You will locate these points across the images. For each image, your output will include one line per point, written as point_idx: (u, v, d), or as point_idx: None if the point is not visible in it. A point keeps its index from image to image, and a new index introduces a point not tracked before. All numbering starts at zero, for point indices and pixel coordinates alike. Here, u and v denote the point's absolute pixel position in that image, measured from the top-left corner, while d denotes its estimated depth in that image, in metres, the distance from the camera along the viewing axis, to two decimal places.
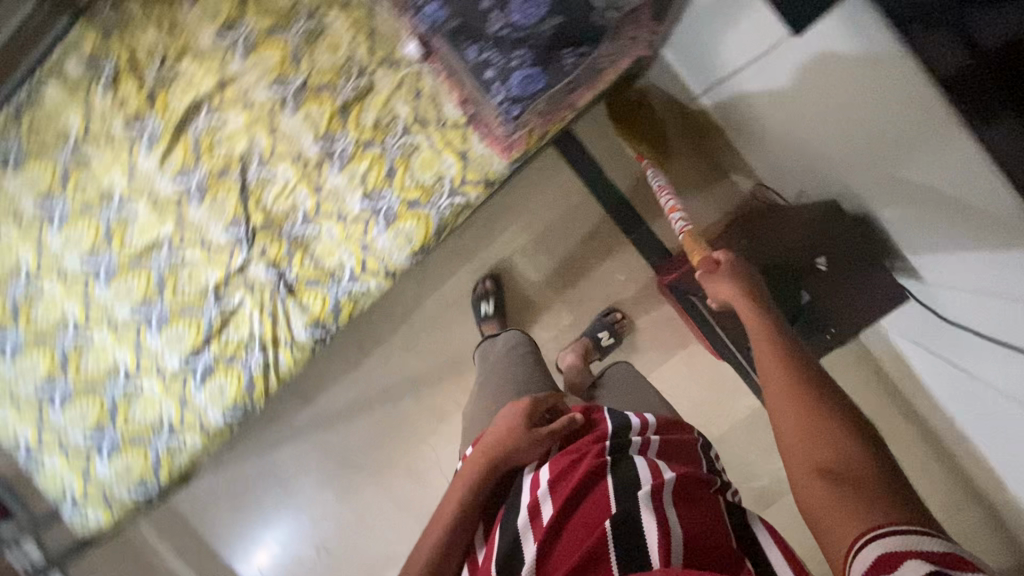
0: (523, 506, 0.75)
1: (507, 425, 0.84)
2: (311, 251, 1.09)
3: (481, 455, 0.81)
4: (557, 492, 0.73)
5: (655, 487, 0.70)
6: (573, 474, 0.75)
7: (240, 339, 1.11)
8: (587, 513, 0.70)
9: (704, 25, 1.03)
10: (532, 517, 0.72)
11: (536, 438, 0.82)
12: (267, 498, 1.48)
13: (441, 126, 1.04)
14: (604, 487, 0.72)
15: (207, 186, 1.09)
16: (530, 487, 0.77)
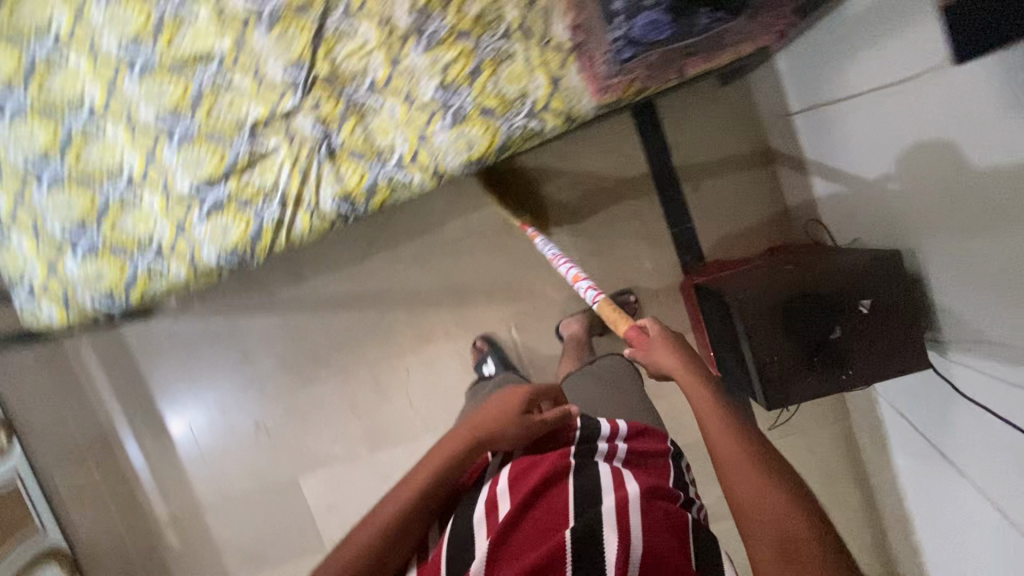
0: (479, 502, 0.67)
1: (493, 411, 0.76)
2: (365, 122, 1.02)
3: (459, 437, 0.74)
4: (517, 490, 0.66)
5: (619, 502, 0.63)
6: (535, 471, 0.68)
7: (261, 185, 1.04)
8: (545, 515, 0.64)
9: (834, 38, 0.96)
10: (488, 516, 0.65)
11: (520, 431, 0.74)
12: (223, 361, 1.43)
13: (544, 43, 0.97)
14: (566, 488, 0.66)
15: (281, 18, 0.98)
16: (490, 484, 0.69)
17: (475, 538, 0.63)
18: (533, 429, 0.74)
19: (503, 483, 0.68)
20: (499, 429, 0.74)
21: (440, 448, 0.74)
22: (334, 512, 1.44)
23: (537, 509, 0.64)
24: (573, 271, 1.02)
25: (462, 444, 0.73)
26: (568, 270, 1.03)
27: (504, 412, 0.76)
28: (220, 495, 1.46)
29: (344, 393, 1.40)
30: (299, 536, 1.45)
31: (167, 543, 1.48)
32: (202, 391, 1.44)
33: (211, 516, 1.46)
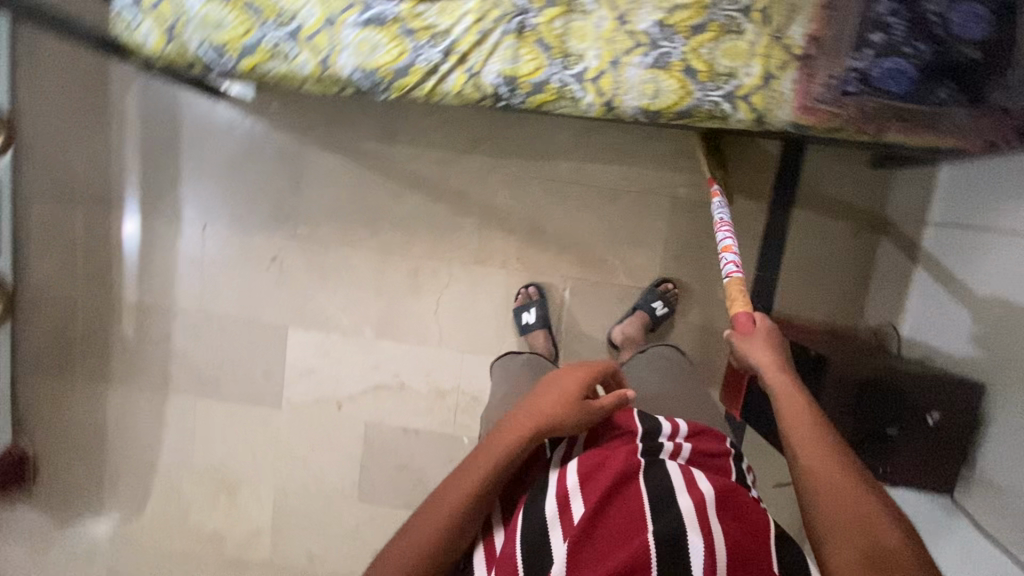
0: (550, 499, 0.65)
1: (556, 399, 0.72)
2: (569, 18, 0.95)
3: (521, 424, 0.70)
4: (590, 489, 0.64)
5: (694, 504, 0.62)
6: (605, 467, 0.66)
7: (434, 24, 0.95)
8: (625, 510, 0.62)
9: (1012, 171, 0.97)
10: (562, 517, 0.62)
11: (584, 418, 0.72)
12: (270, 179, 1.31)
13: (777, 35, 0.93)
14: (640, 485, 0.64)
15: None
16: (558, 477, 0.67)
17: (553, 539, 0.61)
18: (595, 415, 0.72)
19: (573, 479, 0.65)
20: (566, 418, 0.71)
21: (500, 436, 0.70)
22: (307, 376, 1.37)
23: (615, 508, 0.62)
24: (727, 241, 0.93)
25: (525, 434, 0.69)
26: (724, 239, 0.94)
27: (569, 400, 0.72)
28: (200, 308, 1.35)
29: (374, 271, 1.32)
30: (260, 384, 1.37)
31: (123, 328, 1.37)
32: (233, 199, 1.32)
33: (182, 324, 1.36)
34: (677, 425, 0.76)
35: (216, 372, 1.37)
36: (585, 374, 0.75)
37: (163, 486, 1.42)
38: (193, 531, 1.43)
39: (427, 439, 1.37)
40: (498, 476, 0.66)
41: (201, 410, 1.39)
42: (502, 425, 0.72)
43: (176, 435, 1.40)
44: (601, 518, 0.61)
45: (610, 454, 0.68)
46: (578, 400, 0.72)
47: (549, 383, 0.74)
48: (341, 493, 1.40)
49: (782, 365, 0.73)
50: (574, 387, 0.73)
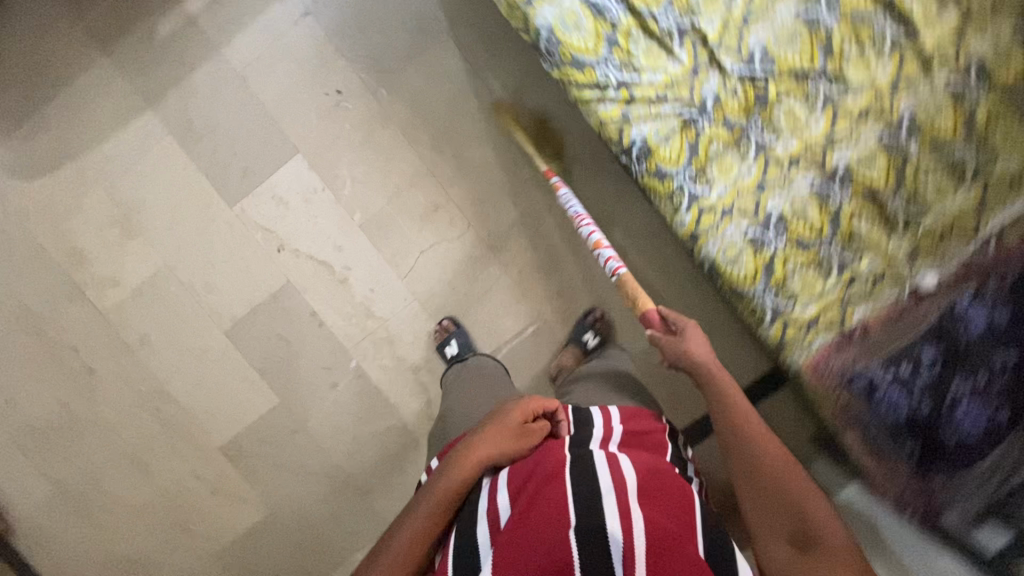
0: (483, 514, 0.77)
1: (496, 438, 0.83)
2: (727, 147, 0.98)
3: (469, 460, 0.81)
4: (516, 497, 0.75)
5: (618, 504, 0.70)
6: (535, 474, 0.77)
7: (633, 54, 0.95)
8: (546, 504, 0.71)
9: (916, 548, 1.01)
10: (492, 525, 0.74)
11: (523, 446, 0.84)
12: (395, 30, 1.25)
13: (844, 302, 1.00)
14: (563, 482, 0.74)
15: (811, 33, 0.94)
16: (490, 494, 0.79)
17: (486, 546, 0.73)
18: (532, 440, 0.85)
19: (501, 494, 0.77)
20: (506, 452, 0.83)
21: (445, 475, 0.81)
22: (273, 203, 1.29)
23: (536, 501, 0.72)
24: (597, 236, 1.08)
25: (469, 472, 0.81)
26: (592, 235, 1.09)
27: (508, 436, 0.84)
28: (239, 70, 1.26)
29: (404, 176, 1.29)
30: (231, 175, 1.29)
31: (158, 24, 1.26)
32: (349, 13, 1.24)
33: (212, 66, 1.26)
34: (611, 415, 0.92)
35: (203, 130, 1.28)
36: (523, 408, 0.87)
37: (69, 175, 1.31)
38: (60, 234, 1.33)
39: (324, 338, 1.34)
40: (447, 509, 0.79)
41: (162, 148, 1.29)
42: (446, 464, 0.83)
43: (119, 148, 1.29)
44: (532, 509, 0.72)
45: (543, 456, 0.80)
46: (516, 431, 0.85)
47: (496, 416, 0.86)
48: (215, 316, 1.34)
49: (710, 364, 0.87)
50: (512, 419, 0.85)
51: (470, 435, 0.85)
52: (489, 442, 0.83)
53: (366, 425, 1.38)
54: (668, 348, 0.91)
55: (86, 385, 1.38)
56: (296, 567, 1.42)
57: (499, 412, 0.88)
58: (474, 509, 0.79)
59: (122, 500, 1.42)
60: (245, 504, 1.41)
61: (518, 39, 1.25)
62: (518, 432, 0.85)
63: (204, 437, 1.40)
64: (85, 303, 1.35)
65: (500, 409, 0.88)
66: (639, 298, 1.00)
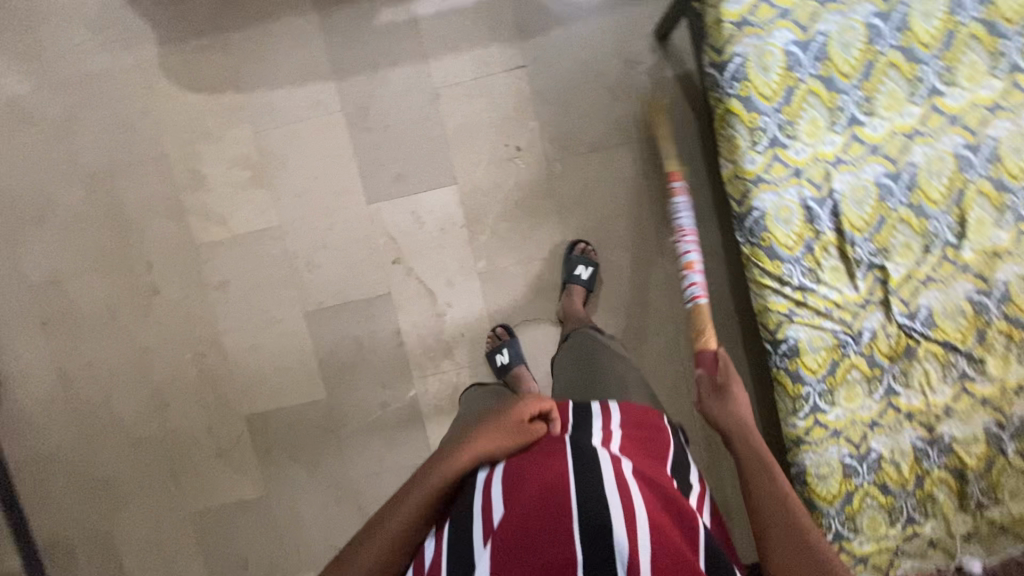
0: (476, 511, 0.67)
1: (491, 433, 0.73)
2: (862, 378, 1.04)
3: (459, 451, 0.72)
4: (512, 493, 0.65)
5: (624, 508, 0.61)
6: (532, 470, 0.68)
7: (820, 266, 1.01)
8: (549, 505, 0.62)
9: None
10: (484, 524, 0.64)
11: (518, 445, 0.72)
12: (594, 117, 1.26)
13: (896, 551, 1.07)
14: (563, 471, 0.66)
15: (975, 318, 1.02)
16: (484, 487, 0.69)
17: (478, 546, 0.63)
18: (525, 441, 0.72)
19: (496, 491, 0.67)
20: (499, 450, 0.72)
21: (438, 467, 0.72)
22: (409, 218, 1.30)
23: (536, 489, 0.64)
24: (692, 257, 1.08)
25: (459, 467, 0.71)
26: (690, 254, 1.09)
27: (504, 433, 0.73)
28: (435, 85, 1.25)
29: (539, 249, 1.30)
30: (382, 174, 1.28)
31: (378, 8, 1.24)
32: (559, 83, 1.25)
33: (411, 70, 1.25)
34: (611, 416, 0.77)
35: (375, 123, 1.27)
36: (525, 403, 0.75)
37: (224, 104, 1.27)
38: (189, 153, 1.29)
39: (395, 358, 1.34)
40: (435, 502, 0.70)
41: (326, 120, 1.27)
42: (438, 456, 0.74)
43: (286, 102, 1.27)
44: (527, 503, 0.63)
45: (542, 459, 0.69)
46: (510, 428, 0.73)
47: (499, 408, 0.76)
48: (302, 295, 1.32)
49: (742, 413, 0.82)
50: (507, 414, 0.74)
51: (470, 429, 0.76)
52: (479, 438, 0.73)
53: (396, 453, 1.37)
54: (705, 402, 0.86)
55: (143, 300, 1.34)
56: (267, 553, 1.41)
57: (502, 405, 0.77)
58: (468, 507, 0.68)
59: (126, 422, 1.37)
60: (244, 477, 1.39)
61: (700, 176, 1.27)
62: (512, 428, 0.73)
63: (234, 399, 1.36)
64: (181, 227, 1.31)
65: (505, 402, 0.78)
66: (704, 329, 1.02)
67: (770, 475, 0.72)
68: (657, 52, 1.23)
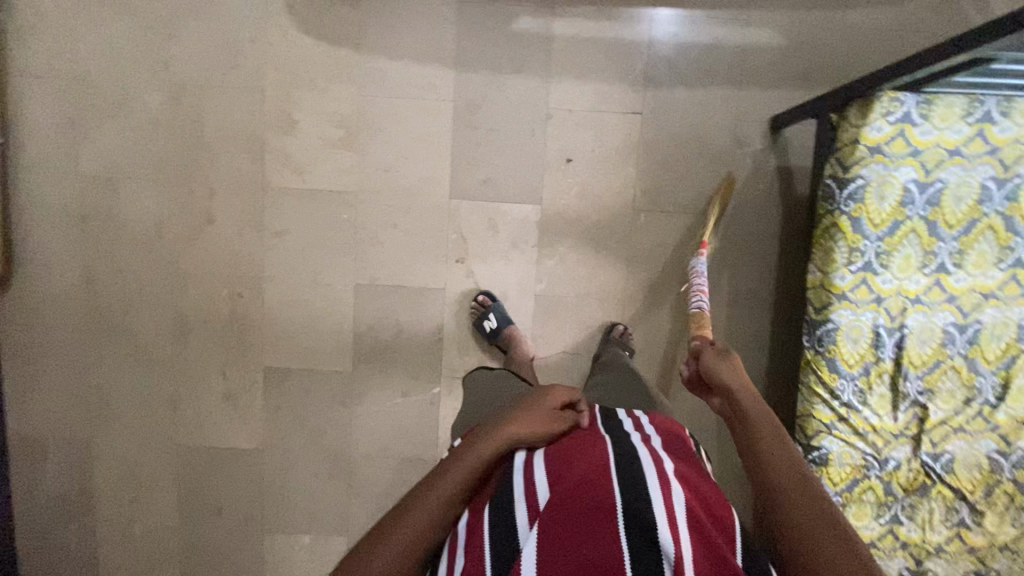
0: (518, 492, 0.65)
1: (531, 416, 0.75)
2: (877, 502, 1.09)
3: (499, 432, 0.73)
4: (560, 482, 0.64)
5: (669, 514, 0.59)
6: (573, 462, 0.67)
7: (871, 389, 1.06)
8: (596, 497, 0.60)
9: None
10: (528, 508, 0.62)
11: (555, 428, 0.75)
12: (689, 181, 1.28)
13: None
14: (608, 468, 0.64)
15: (989, 474, 1.09)
16: (525, 470, 0.68)
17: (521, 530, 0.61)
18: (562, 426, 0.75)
19: (541, 479, 0.65)
20: (541, 432, 0.74)
21: (477, 446, 0.72)
22: (485, 222, 1.30)
23: (577, 483, 0.62)
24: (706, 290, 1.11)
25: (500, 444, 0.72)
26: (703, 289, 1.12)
27: (545, 416, 0.75)
28: (550, 105, 1.26)
29: (598, 290, 1.32)
30: (472, 174, 1.28)
31: (519, 14, 1.23)
32: (667, 139, 1.27)
33: (531, 84, 1.25)
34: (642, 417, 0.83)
35: (482, 123, 1.26)
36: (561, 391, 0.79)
37: (339, 57, 1.24)
38: (288, 96, 1.25)
39: (430, 353, 1.34)
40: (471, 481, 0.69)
41: (435, 105, 1.26)
42: (474, 437, 0.74)
43: (401, 75, 1.25)
44: (574, 493, 0.61)
45: (583, 447, 0.70)
46: (549, 410, 0.76)
47: (530, 395, 0.79)
48: (359, 266, 1.31)
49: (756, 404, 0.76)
50: (547, 398, 0.77)
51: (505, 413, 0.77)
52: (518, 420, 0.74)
53: (402, 443, 1.36)
54: (716, 367, 0.83)
55: (195, 223, 1.29)
56: (245, 505, 1.38)
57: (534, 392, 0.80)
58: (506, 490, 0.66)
59: (140, 339, 1.33)
60: (244, 425, 1.36)
61: (769, 266, 1.30)
62: (551, 411, 0.76)
63: (258, 348, 1.33)
64: (257, 165, 1.27)
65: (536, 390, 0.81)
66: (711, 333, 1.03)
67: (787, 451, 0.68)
68: (766, 138, 1.27)
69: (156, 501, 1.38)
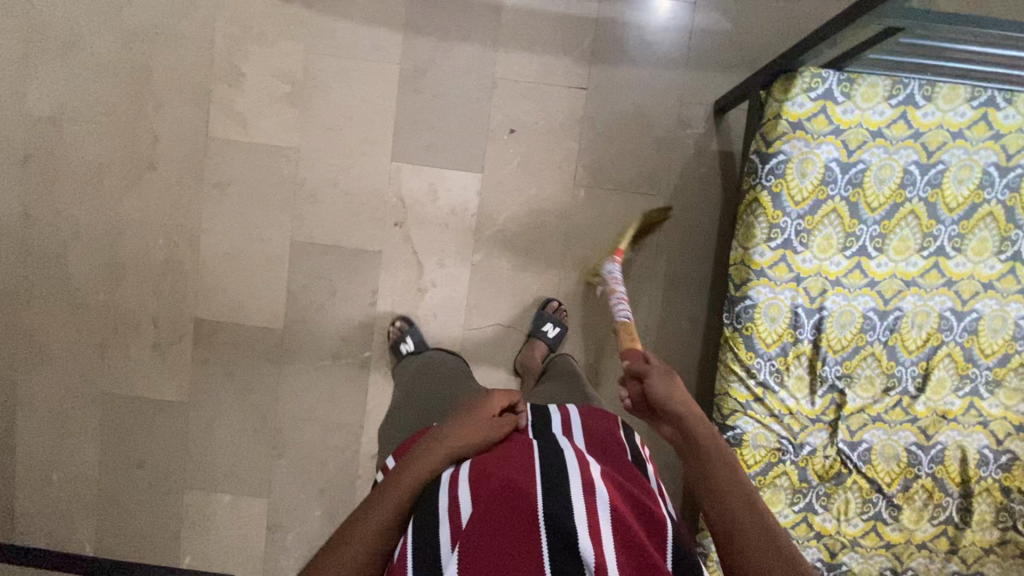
0: (440, 509, 0.65)
1: (468, 428, 0.74)
2: (792, 488, 1.07)
3: (437, 449, 0.72)
4: (482, 489, 0.64)
5: (588, 517, 0.60)
6: (496, 468, 0.67)
7: (789, 370, 1.04)
8: (516, 504, 0.61)
9: None
10: (453, 523, 0.63)
11: (493, 436, 0.74)
12: (632, 160, 1.28)
13: None
14: (530, 473, 0.65)
15: (907, 466, 1.07)
16: (450, 483, 0.68)
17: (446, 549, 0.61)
18: (500, 433, 0.75)
19: (465, 491, 0.65)
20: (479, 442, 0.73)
21: (415, 466, 0.71)
22: (426, 188, 1.30)
23: (496, 491, 0.63)
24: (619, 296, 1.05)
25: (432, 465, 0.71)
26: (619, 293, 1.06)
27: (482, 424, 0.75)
28: (496, 74, 1.27)
29: (537, 265, 1.31)
30: (415, 139, 1.28)
31: None
32: (611, 116, 1.28)
33: (478, 52, 1.26)
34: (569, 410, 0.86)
35: (428, 89, 1.27)
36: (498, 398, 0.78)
37: (289, 13, 1.26)
38: (237, 49, 1.26)
39: (364, 316, 1.33)
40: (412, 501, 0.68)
41: (382, 67, 1.27)
42: (411, 457, 0.72)
43: (350, 35, 1.26)
44: (494, 503, 0.62)
45: (510, 452, 0.71)
46: (487, 420, 0.75)
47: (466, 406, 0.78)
48: (297, 223, 1.30)
49: (688, 409, 0.73)
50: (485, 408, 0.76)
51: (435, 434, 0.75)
52: (455, 433, 0.73)
53: (331, 406, 1.35)
54: (653, 378, 0.76)
55: (136, 169, 1.29)
56: (166, 460, 1.36)
57: (470, 400, 0.79)
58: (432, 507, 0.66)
59: (73, 282, 1.32)
60: (171, 377, 1.35)
61: (710, 252, 1.30)
62: (489, 422, 0.75)
63: (191, 300, 1.32)
64: (202, 115, 1.28)
65: (473, 398, 0.80)
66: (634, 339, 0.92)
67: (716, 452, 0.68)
68: (710, 123, 1.28)
69: (78, 449, 1.36)
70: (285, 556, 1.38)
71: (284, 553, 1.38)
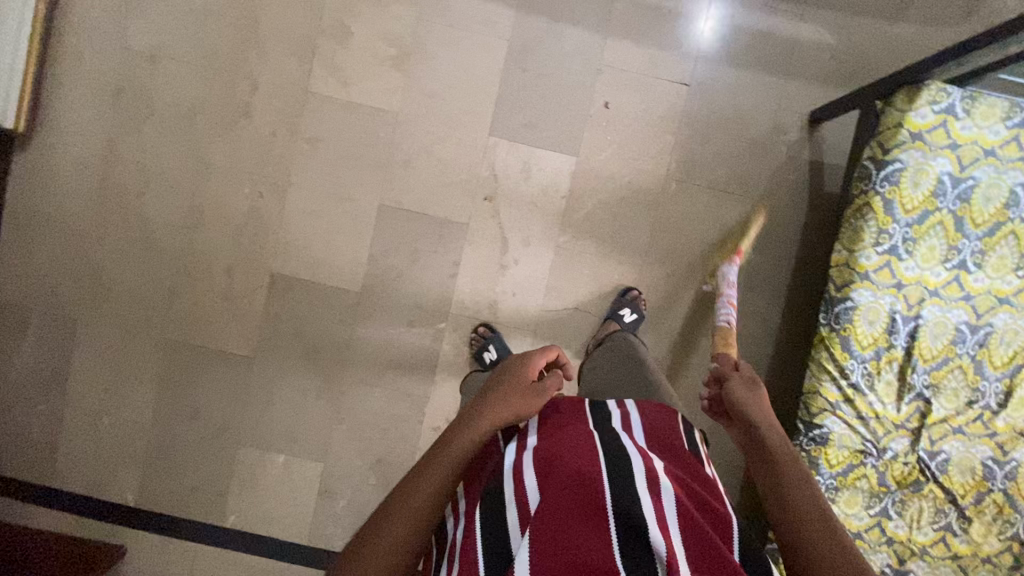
0: (506, 496, 0.63)
1: (512, 395, 0.72)
2: (869, 492, 1.08)
3: (482, 418, 0.70)
4: (549, 478, 0.62)
5: (657, 511, 0.58)
6: (561, 457, 0.64)
7: (879, 374, 1.06)
8: (584, 494, 0.59)
9: None
10: (521, 511, 0.60)
11: (536, 399, 0.73)
12: (724, 160, 1.31)
13: None
14: (596, 464, 0.63)
15: (981, 480, 1.09)
16: (513, 469, 0.65)
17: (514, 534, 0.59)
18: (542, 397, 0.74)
19: (530, 477, 0.63)
20: (523, 406, 0.72)
21: (460, 435, 0.68)
22: (520, 164, 1.30)
23: (564, 480, 0.61)
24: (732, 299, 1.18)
25: (480, 431, 0.69)
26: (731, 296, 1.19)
27: (523, 389, 0.73)
28: (602, 61, 1.28)
29: (619, 253, 1.32)
30: (515, 115, 1.29)
31: None
32: (710, 114, 1.30)
33: (588, 38, 1.28)
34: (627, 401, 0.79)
35: (533, 68, 1.28)
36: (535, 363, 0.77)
37: None
38: (348, 7, 1.26)
39: (442, 286, 1.32)
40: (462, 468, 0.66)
41: (491, 41, 1.28)
42: (454, 429, 0.70)
43: (463, 7, 1.27)
44: (561, 491, 0.60)
45: (570, 439, 0.68)
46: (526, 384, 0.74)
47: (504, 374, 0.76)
48: (387, 186, 1.30)
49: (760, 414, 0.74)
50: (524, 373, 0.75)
51: (475, 408, 0.72)
52: (498, 401, 0.72)
53: (399, 374, 1.33)
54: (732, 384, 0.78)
55: (230, 115, 1.28)
56: (221, 413, 1.33)
57: (507, 368, 0.77)
58: (496, 493, 0.64)
59: (150, 222, 1.29)
60: (238, 329, 1.32)
61: (790, 257, 1.32)
62: (531, 386, 0.74)
63: (268, 253, 1.30)
64: (304, 68, 1.27)
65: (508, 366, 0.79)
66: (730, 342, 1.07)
67: (782, 456, 0.69)
68: (804, 132, 1.31)
69: (132, 393, 1.32)
70: (333, 521, 1.35)
71: (332, 518, 1.35)
